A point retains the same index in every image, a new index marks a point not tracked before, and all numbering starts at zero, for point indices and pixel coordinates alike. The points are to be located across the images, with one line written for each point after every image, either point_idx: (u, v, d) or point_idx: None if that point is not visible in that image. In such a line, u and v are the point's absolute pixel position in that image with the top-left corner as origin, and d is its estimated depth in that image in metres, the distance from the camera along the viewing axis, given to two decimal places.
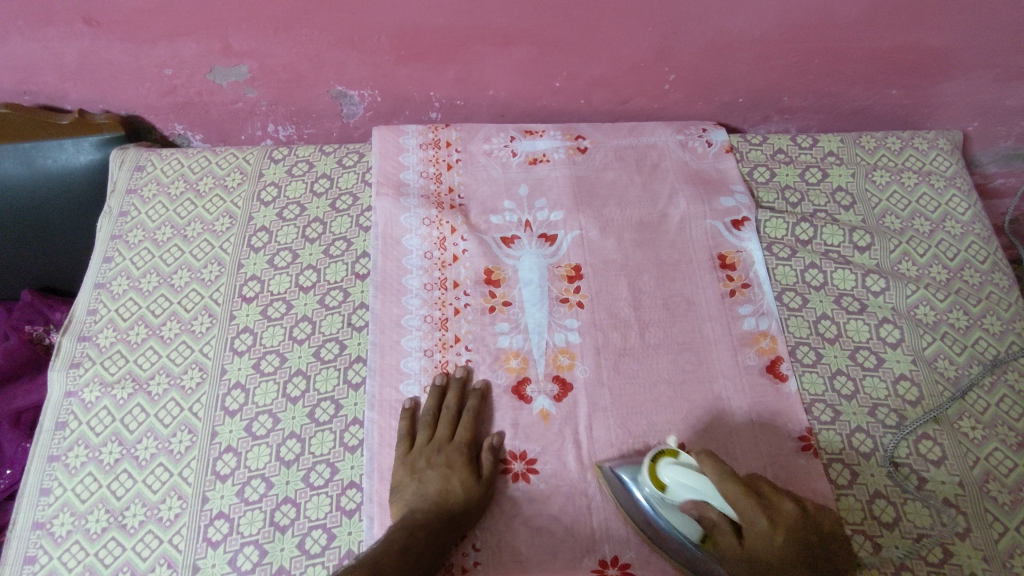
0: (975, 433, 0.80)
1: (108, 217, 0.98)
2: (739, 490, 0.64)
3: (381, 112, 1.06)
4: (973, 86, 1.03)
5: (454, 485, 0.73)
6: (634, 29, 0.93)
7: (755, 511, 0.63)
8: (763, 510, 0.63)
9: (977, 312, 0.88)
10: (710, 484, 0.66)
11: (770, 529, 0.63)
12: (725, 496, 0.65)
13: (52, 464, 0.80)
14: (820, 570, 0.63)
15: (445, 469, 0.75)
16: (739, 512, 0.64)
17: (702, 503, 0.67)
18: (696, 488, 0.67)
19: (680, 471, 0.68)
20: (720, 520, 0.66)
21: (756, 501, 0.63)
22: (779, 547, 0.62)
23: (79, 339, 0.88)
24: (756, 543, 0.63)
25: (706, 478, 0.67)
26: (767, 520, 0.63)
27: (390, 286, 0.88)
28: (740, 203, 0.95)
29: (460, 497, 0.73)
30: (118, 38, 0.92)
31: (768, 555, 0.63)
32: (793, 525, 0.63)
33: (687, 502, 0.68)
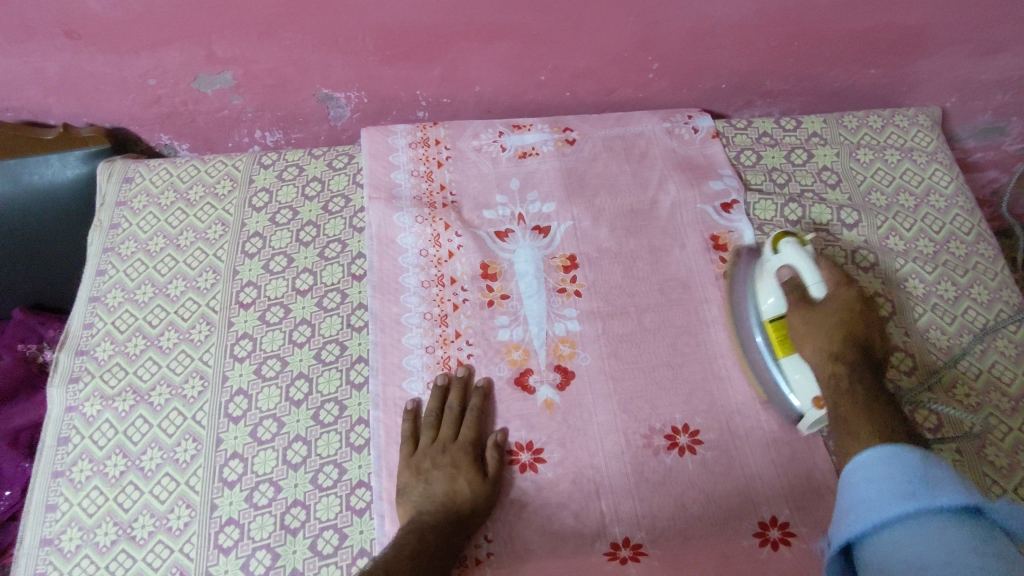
0: (970, 400, 0.82)
1: (98, 230, 0.97)
2: (839, 274, 0.77)
3: (368, 114, 1.06)
4: (949, 62, 1.05)
5: (462, 485, 0.73)
6: (616, 20, 0.94)
7: (843, 287, 0.76)
8: (844, 281, 0.77)
9: (964, 282, 0.90)
10: (814, 265, 0.75)
11: (845, 304, 0.75)
12: (827, 282, 0.76)
13: (56, 480, 0.79)
14: (867, 348, 0.73)
15: (451, 469, 0.74)
16: (828, 290, 0.75)
17: (800, 276, 0.76)
18: (795, 261, 0.76)
19: (789, 242, 0.78)
20: (806, 287, 0.75)
21: (845, 281, 0.77)
22: (839, 316, 0.73)
23: (77, 354, 0.87)
24: (829, 306, 0.74)
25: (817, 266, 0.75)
26: (850, 291, 0.76)
27: (388, 286, 0.88)
28: (729, 186, 0.97)
29: (468, 496, 0.72)
30: (100, 50, 0.91)
31: (825, 320, 0.73)
32: (857, 304, 0.75)
33: (783, 270, 0.77)
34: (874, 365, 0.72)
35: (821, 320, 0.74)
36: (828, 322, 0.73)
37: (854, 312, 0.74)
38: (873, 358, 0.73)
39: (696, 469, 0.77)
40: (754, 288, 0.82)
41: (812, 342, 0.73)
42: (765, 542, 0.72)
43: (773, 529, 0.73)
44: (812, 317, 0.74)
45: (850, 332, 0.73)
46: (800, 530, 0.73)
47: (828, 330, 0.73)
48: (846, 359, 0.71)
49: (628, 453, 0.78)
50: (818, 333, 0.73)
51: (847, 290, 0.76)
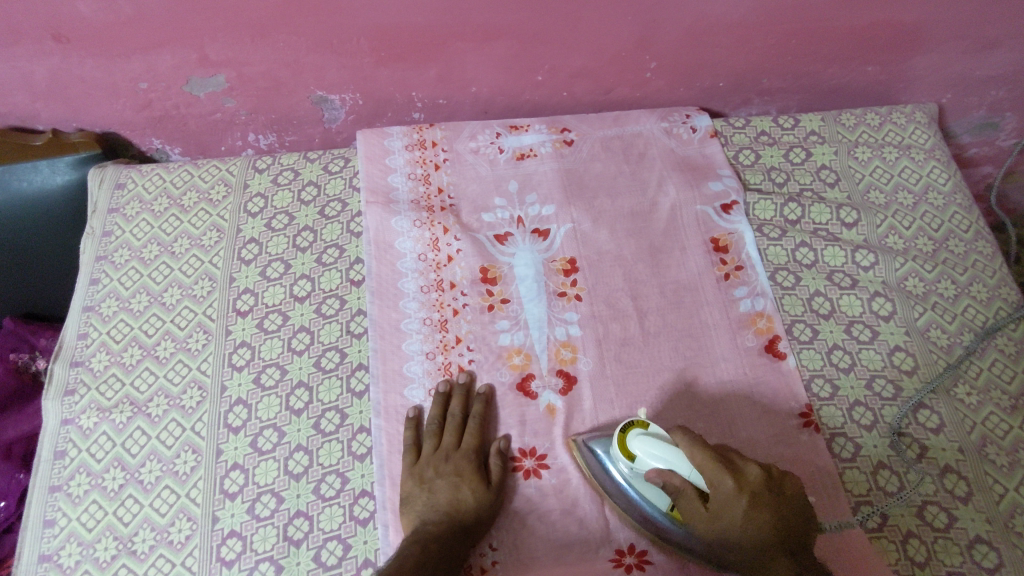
0: (971, 399, 0.82)
1: (91, 238, 0.96)
2: (709, 458, 0.65)
3: (363, 116, 1.05)
4: (945, 59, 1.05)
5: (465, 494, 0.72)
6: (614, 19, 0.93)
7: (723, 478, 0.64)
8: (732, 475, 0.64)
9: (964, 281, 0.91)
10: (680, 455, 0.67)
11: (735, 498, 0.64)
12: (695, 466, 0.66)
13: (53, 495, 0.78)
14: (781, 535, 0.63)
15: (455, 477, 0.74)
16: (707, 480, 0.65)
17: (665, 472, 0.68)
18: (666, 461, 0.67)
19: (648, 441, 0.69)
20: (688, 489, 0.67)
21: (724, 466, 0.65)
22: (743, 514, 0.63)
23: (72, 365, 0.86)
24: (724, 515, 0.64)
25: (677, 448, 0.67)
26: (733, 486, 0.64)
27: (387, 292, 0.87)
28: (728, 186, 0.96)
29: (472, 505, 0.72)
30: (89, 54, 0.89)
31: (733, 516, 0.63)
32: (757, 493, 0.64)
33: (652, 472, 0.69)
34: (790, 547, 0.63)
35: (722, 527, 0.64)
36: (726, 519, 0.64)
37: (756, 507, 0.63)
38: (791, 540, 0.63)
39: None
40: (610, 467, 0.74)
41: (730, 541, 0.64)
42: None
43: None
44: (716, 520, 0.65)
45: (761, 540, 0.63)
46: None
47: (730, 529, 0.64)
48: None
49: None
50: (735, 542, 0.64)
51: (734, 484, 0.64)
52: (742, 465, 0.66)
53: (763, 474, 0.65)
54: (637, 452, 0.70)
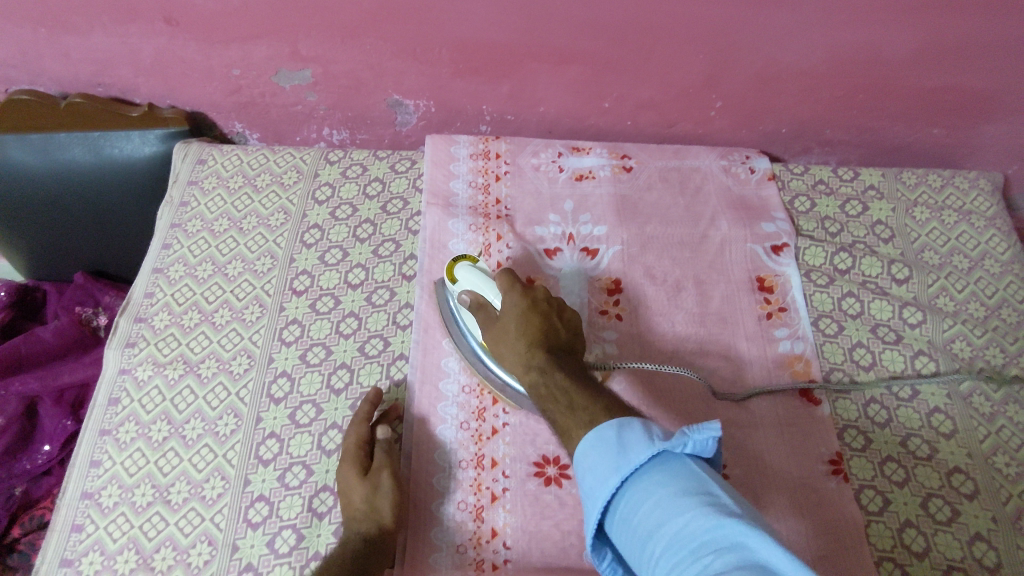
0: (1009, 470, 0.80)
1: (169, 206, 1.02)
2: (508, 276, 0.80)
3: (433, 123, 1.10)
4: (1015, 130, 1.04)
5: (353, 493, 0.74)
6: (687, 55, 0.96)
7: (510, 291, 0.78)
8: (517, 291, 0.78)
9: (1013, 350, 0.89)
10: (490, 283, 0.81)
11: (516, 304, 0.76)
12: (500, 288, 0.79)
13: (102, 437, 0.83)
14: (543, 333, 0.74)
15: (344, 486, 0.75)
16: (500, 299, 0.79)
17: (477, 295, 0.81)
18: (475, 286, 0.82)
19: (469, 271, 0.83)
20: (488, 307, 0.80)
21: (512, 281, 0.79)
22: (517, 312, 0.76)
23: (136, 321, 0.91)
24: (506, 316, 0.77)
25: (490, 279, 0.81)
26: (518, 300, 0.77)
27: (435, 289, 0.91)
28: (780, 229, 0.97)
29: (360, 508, 0.72)
30: (193, 37, 0.97)
31: (511, 316, 0.76)
32: (538, 303, 0.76)
33: (466, 293, 0.83)
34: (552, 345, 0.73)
35: (506, 331, 0.76)
36: (507, 323, 0.76)
37: (529, 310, 0.75)
38: (553, 341, 0.73)
39: None
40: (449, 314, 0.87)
41: (503, 342, 0.76)
42: None
43: None
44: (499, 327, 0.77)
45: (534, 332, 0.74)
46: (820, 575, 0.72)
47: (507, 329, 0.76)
48: (538, 362, 0.70)
49: None
50: (512, 336, 0.75)
51: (516, 299, 0.77)
52: (534, 286, 0.79)
53: (545, 291, 0.78)
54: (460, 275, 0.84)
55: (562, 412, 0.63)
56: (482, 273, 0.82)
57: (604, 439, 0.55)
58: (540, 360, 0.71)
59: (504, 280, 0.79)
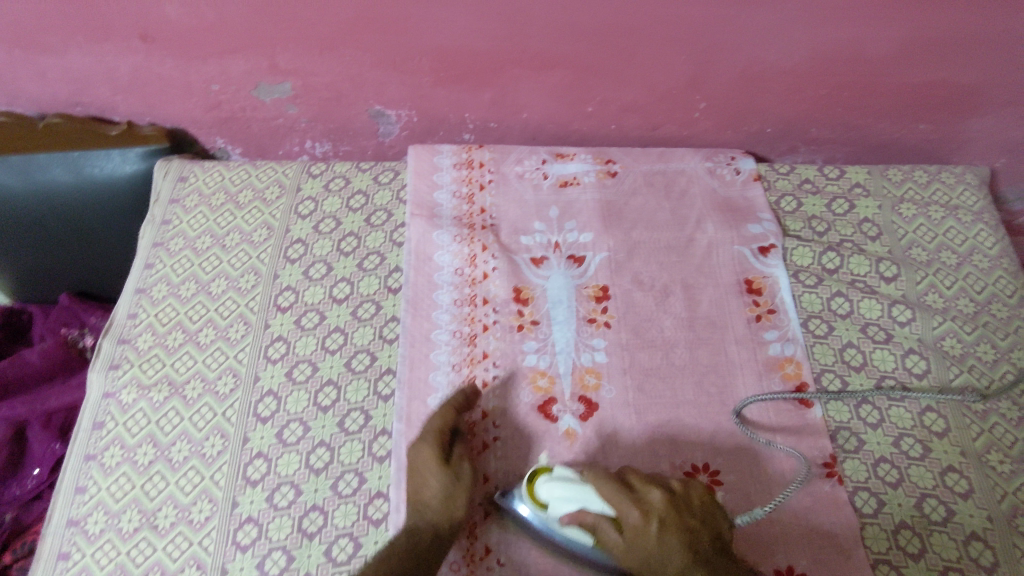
0: (1003, 467, 0.80)
1: (151, 225, 1.01)
2: (615, 489, 0.68)
3: (416, 132, 1.09)
4: (999, 123, 1.04)
5: (431, 480, 0.72)
6: (668, 57, 0.95)
7: (628, 505, 0.66)
8: (637, 507, 0.66)
9: (1004, 346, 0.89)
10: (591, 492, 0.68)
11: (642, 523, 0.65)
12: (606, 498, 0.67)
13: (87, 463, 0.82)
14: (692, 548, 0.64)
15: (416, 471, 0.73)
16: (617, 512, 0.67)
17: (580, 509, 0.68)
18: (580, 500, 0.68)
19: (558, 484, 0.69)
20: (601, 522, 0.67)
21: (627, 496, 0.67)
22: (656, 541, 0.65)
23: (119, 342, 0.90)
24: (640, 541, 0.65)
25: (589, 485, 0.69)
26: (639, 517, 0.65)
27: (421, 302, 0.90)
28: (767, 230, 0.97)
29: (434, 496, 0.71)
30: (170, 54, 0.96)
31: (645, 547, 0.65)
32: (665, 519, 0.66)
33: (567, 515, 0.68)
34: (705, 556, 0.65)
35: (648, 549, 0.65)
36: (644, 548, 0.65)
37: (670, 529, 0.65)
38: (704, 551, 0.65)
39: None
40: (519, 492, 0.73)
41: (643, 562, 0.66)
42: None
43: None
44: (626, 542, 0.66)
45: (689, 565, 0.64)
46: None
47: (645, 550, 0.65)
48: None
49: None
50: (659, 564, 0.65)
51: (639, 515, 0.66)
52: (646, 492, 0.68)
53: (665, 499, 0.67)
54: (546, 495, 0.70)
55: None
56: (582, 483, 0.69)
57: None
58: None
59: (617, 498, 0.67)
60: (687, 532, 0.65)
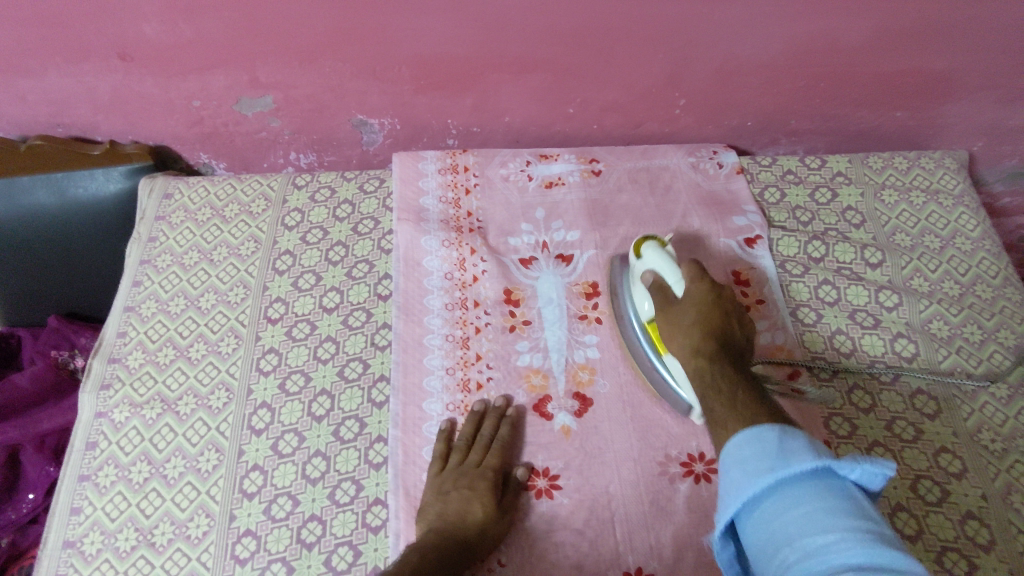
0: (995, 445, 0.81)
1: (137, 243, 1.01)
2: (695, 264, 0.77)
3: (399, 140, 1.10)
4: (975, 108, 1.05)
5: (477, 508, 0.72)
6: (645, 55, 0.96)
7: (698, 276, 0.75)
8: (703, 281, 0.75)
9: (990, 326, 0.90)
10: (675, 266, 0.78)
11: (702, 296, 0.73)
12: (682, 275, 0.77)
13: (81, 483, 0.81)
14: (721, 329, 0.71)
15: (467, 491, 0.73)
16: (682, 285, 0.76)
17: (661, 278, 0.79)
18: (659, 266, 0.79)
19: (654, 251, 0.81)
20: (669, 291, 0.78)
21: (701, 272, 0.76)
22: (698, 300, 0.73)
23: (109, 362, 0.90)
24: (687, 296, 0.74)
25: (677, 266, 0.78)
26: (695, 288, 0.74)
27: (412, 307, 0.90)
28: (752, 221, 0.98)
29: (478, 522, 0.71)
30: (150, 71, 0.96)
31: (684, 312, 0.74)
32: (705, 300, 0.73)
33: (652, 275, 0.81)
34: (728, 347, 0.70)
35: (679, 319, 0.74)
36: (681, 317, 0.74)
37: (712, 305, 0.73)
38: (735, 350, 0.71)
39: (712, 499, 0.76)
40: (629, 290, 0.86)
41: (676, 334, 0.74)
42: None
43: None
44: (671, 315, 0.75)
45: (708, 322, 0.71)
46: None
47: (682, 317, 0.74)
48: (706, 351, 0.69)
49: (644, 483, 0.77)
50: (684, 323, 0.73)
51: (694, 283, 0.75)
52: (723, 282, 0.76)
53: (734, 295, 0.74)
54: (644, 255, 0.83)
55: (721, 403, 0.63)
56: (670, 256, 0.80)
57: (765, 441, 0.53)
58: (710, 354, 0.69)
59: (692, 270, 0.76)
60: (721, 314, 0.72)
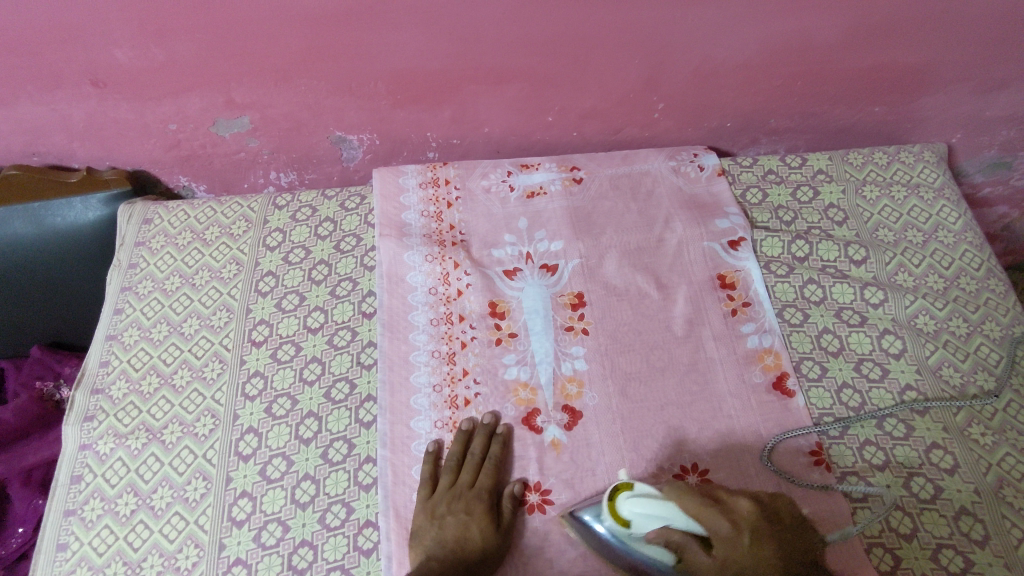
0: (985, 440, 0.80)
1: (118, 270, 1.00)
2: (699, 501, 0.65)
3: (379, 155, 1.09)
4: (952, 100, 1.06)
5: (474, 532, 0.72)
6: (621, 61, 0.96)
7: (716, 515, 0.64)
8: (727, 520, 0.64)
9: (976, 318, 0.90)
10: (674, 508, 0.65)
11: (738, 538, 0.63)
12: (689, 513, 0.64)
13: (68, 518, 0.80)
14: (787, 553, 0.64)
15: (464, 516, 0.73)
16: (705, 527, 0.64)
17: (666, 528, 0.65)
18: (663, 517, 0.65)
19: (638, 501, 0.67)
20: (691, 542, 0.65)
21: (715, 507, 0.64)
22: (748, 548, 0.63)
23: (92, 393, 0.89)
24: (731, 558, 0.63)
25: (670, 502, 0.65)
26: (729, 526, 0.63)
27: (397, 324, 0.89)
28: (735, 224, 0.97)
29: (477, 547, 0.71)
30: (124, 97, 0.95)
31: (742, 563, 0.62)
32: (756, 528, 0.64)
33: (652, 533, 0.66)
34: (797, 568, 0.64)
35: (738, 565, 0.63)
36: (740, 563, 0.62)
37: (762, 537, 0.64)
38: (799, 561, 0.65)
39: None
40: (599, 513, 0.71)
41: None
42: None
43: None
44: (722, 567, 0.63)
45: (773, 564, 0.63)
46: None
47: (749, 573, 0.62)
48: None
49: None
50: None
51: (728, 524, 0.63)
52: (732, 500, 0.66)
53: (752, 506, 0.66)
54: (627, 515, 0.67)
55: None
56: (658, 497, 0.66)
57: None
58: None
59: (693, 502, 0.65)
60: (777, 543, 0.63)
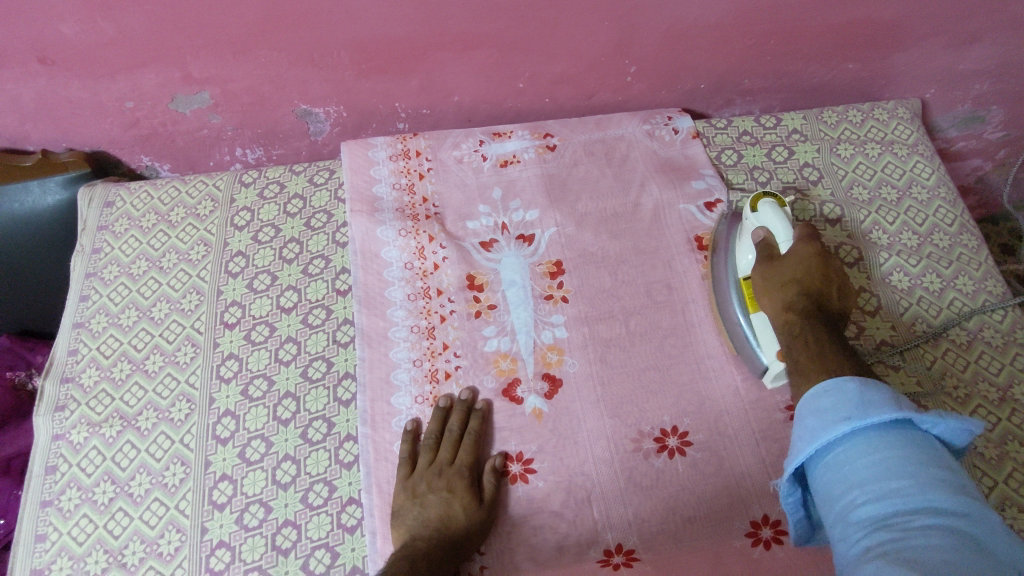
0: (959, 391, 0.81)
1: (81, 256, 0.97)
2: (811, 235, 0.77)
3: (347, 128, 1.06)
4: (926, 54, 1.05)
5: (457, 510, 0.72)
6: (591, 24, 0.94)
7: (802, 241, 0.77)
8: (812, 249, 0.76)
9: (949, 274, 0.90)
10: (787, 229, 0.79)
11: (807, 256, 0.76)
12: (794, 234, 0.78)
13: (44, 510, 0.79)
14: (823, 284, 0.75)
15: (446, 494, 0.73)
16: (791, 245, 0.77)
17: (772, 237, 0.80)
18: (773, 226, 0.80)
19: (770, 209, 0.81)
20: (774, 249, 0.79)
21: (813, 241, 0.77)
22: (794, 271, 0.76)
23: (62, 382, 0.87)
24: (794, 261, 0.76)
25: (790, 228, 0.79)
26: (806, 251, 0.76)
27: (374, 300, 0.88)
28: (711, 185, 0.97)
29: (462, 525, 0.71)
30: (75, 74, 0.91)
31: (791, 268, 0.76)
32: (828, 277, 0.75)
33: (757, 229, 0.81)
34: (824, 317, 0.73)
35: (782, 276, 0.76)
36: (784, 276, 0.76)
37: (818, 266, 0.75)
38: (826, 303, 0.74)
39: (687, 471, 0.76)
40: (733, 246, 0.86)
41: (777, 291, 0.76)
42: (757, 542, 0.72)
43: (765, 528, 0.72)
44: (773, 274, 0.77)
45: (807, 279, 0.75)
46: (791, 527, 0.72)
47: (786, 274, 0.76)
48: (798, 310, 0.74)
49: (618, 458, 0.77)
50: (781, 284, 0.76)
51: (809, 252, 0.76)
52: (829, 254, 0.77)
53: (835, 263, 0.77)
54: (760, 210, 0.82)
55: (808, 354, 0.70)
56: (784, 215, 0.80)
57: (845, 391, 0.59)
58: (801, 308, 0.74)
59: (802, 231, 0.78)
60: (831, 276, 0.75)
